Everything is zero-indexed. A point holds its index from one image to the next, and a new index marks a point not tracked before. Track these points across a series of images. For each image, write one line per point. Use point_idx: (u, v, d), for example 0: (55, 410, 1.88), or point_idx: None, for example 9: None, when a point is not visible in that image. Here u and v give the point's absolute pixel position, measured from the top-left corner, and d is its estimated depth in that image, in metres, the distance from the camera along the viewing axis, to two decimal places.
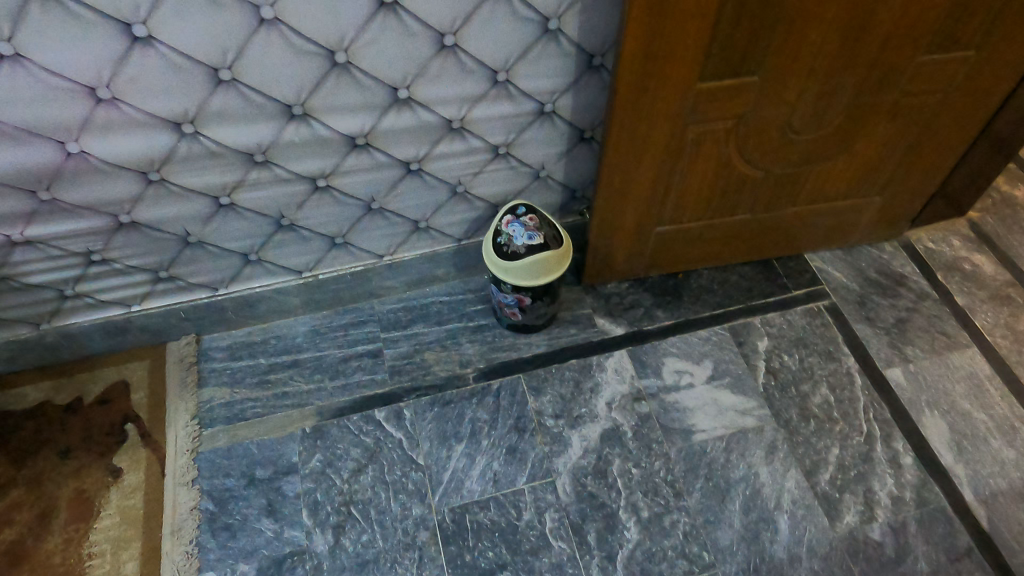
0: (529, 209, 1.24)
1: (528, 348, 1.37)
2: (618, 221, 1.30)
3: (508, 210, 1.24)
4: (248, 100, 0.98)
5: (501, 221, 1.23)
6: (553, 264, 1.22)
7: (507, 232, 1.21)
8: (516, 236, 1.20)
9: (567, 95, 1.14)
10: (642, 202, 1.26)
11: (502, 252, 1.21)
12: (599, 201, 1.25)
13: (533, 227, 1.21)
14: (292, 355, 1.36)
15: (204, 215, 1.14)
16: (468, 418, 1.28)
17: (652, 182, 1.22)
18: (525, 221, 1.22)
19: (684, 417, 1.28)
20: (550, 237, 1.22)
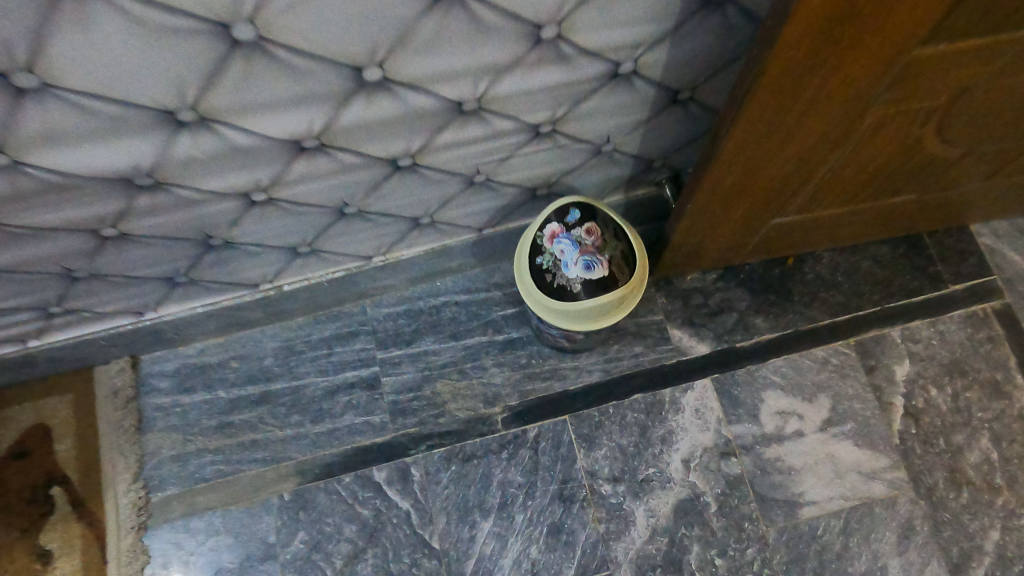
0: (588, 214, 0.81)
1: (575, 376, 1.01)
2: (717, 218, 0.86)
3: (555, 215, 0.82)
4: (88, 112, 0.54)
5: (544, 233, 0.82)
6: (620, 303, 0.82)
7: (552, 252, 0.81)
8: (565, 263, 0.80)
9: (660, 46, 0.65)
10: (761, 197, 0.82)
11: (545, 286, 0.81)
12: (696, 195, 0.80)
13: (592, 249, 0.80)
14: (260, 387, 1.02)
15: (85, 251, 0.74)
16: (496, 482, 0.96)
17: (787, 176, 0.77)
18: (581, 235, 0.80)
19: (788, 482, 0.95)
20: (618, 265, 0.80)
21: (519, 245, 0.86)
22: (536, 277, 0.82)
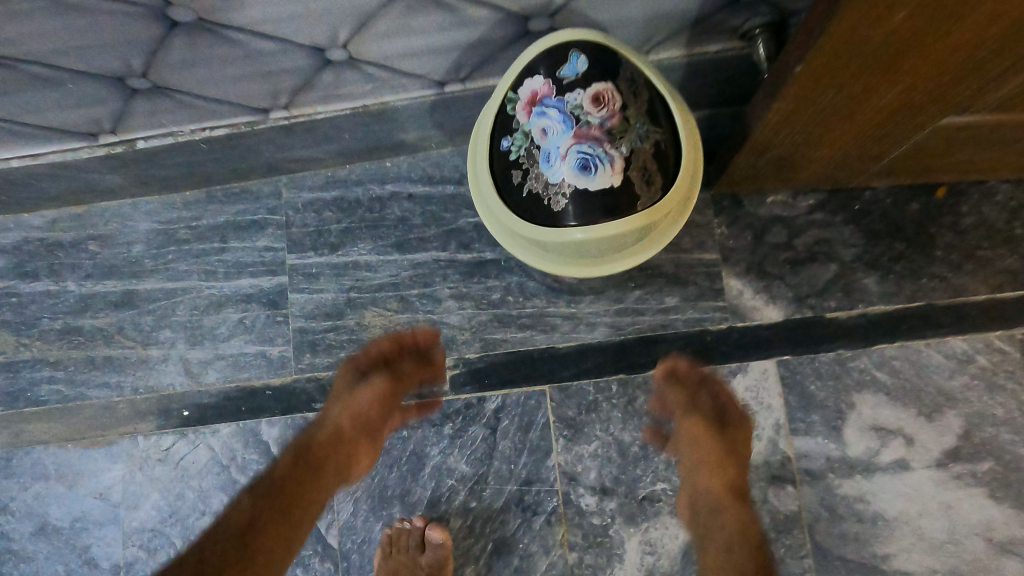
0: (601, 65, 0.45)
1: (569, 330, 0.67)
2: (840, 111, 0.47)
3: (540, 61, 0.46)
4: None
5: (520, 96, 0.47)
6: (638, 237, 0.48)
7: (526, 132, 0.46)
8: (546, 153, 0.46)
9: None
10: (935, 81, 0.42)
11: (513, 191, 0.48)
12: (808, 66, 0.41)
13: (599, 132, 0.44)
14: (124, 284, 0.72)
15: None
16: (430, 467, 0.66)
17: (1006, 41, 0.37)
18: (579, 106, 0.44)
19: (870, 538, 0.61)
20: (645, 167, 0.45)
21: (483, 114, 0.51)
22: (500, 177, 0.48)
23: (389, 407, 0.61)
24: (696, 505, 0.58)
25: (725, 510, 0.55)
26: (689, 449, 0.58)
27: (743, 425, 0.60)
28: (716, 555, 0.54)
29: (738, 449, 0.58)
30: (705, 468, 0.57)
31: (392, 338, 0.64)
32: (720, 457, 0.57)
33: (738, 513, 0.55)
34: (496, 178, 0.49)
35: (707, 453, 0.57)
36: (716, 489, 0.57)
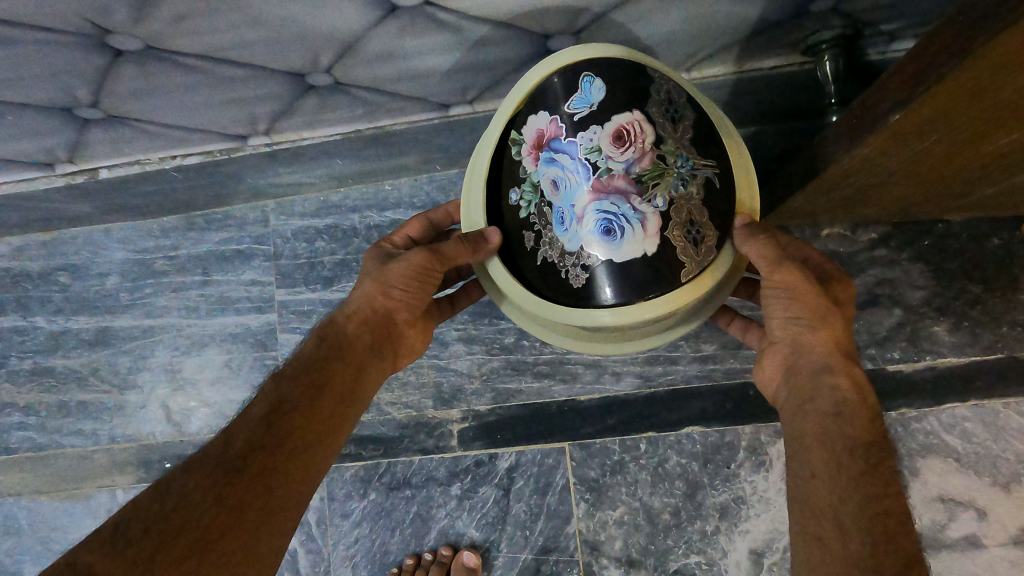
0: (626, 91, 0.35)
1: (592, 381, 0.59)
2: (930, 156, 0.39)
3: (549, 90, 0.37)
4: None
5: (527, 142, 0.38)
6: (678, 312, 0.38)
7: (535, 183, 0.37)
8: (560, 214, 0.36)
9: None
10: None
11: (523, 259, 0.39)
12: (902, 118, 0.33)
13: (625, 181, 0.34)
14: (98, 321, 0.65)
15: None
16: (437, 533, 0.59)
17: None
18: (600, 148, 0.35)
19: None
20: (691, 221, 0.36)
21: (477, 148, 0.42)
22: (512, 237, 0.40)
23: (426, 282, 0.43)
24: (795, 365, 0.39)
25: (835, 377, 0.37)
26: (770, 294, 0.39)
27: (847, 278, 0.39)
28: (812, 437, 0.36)
29: (846, 305, 0.39)
30: (794, 316, 0.38)
31: (421, 218, 0.49)
32: (826, 306, 0.38)
33: (851, 376, 0.37)
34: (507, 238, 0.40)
35: (793, 289, 0.38)
36: (816, 342, 0.38)
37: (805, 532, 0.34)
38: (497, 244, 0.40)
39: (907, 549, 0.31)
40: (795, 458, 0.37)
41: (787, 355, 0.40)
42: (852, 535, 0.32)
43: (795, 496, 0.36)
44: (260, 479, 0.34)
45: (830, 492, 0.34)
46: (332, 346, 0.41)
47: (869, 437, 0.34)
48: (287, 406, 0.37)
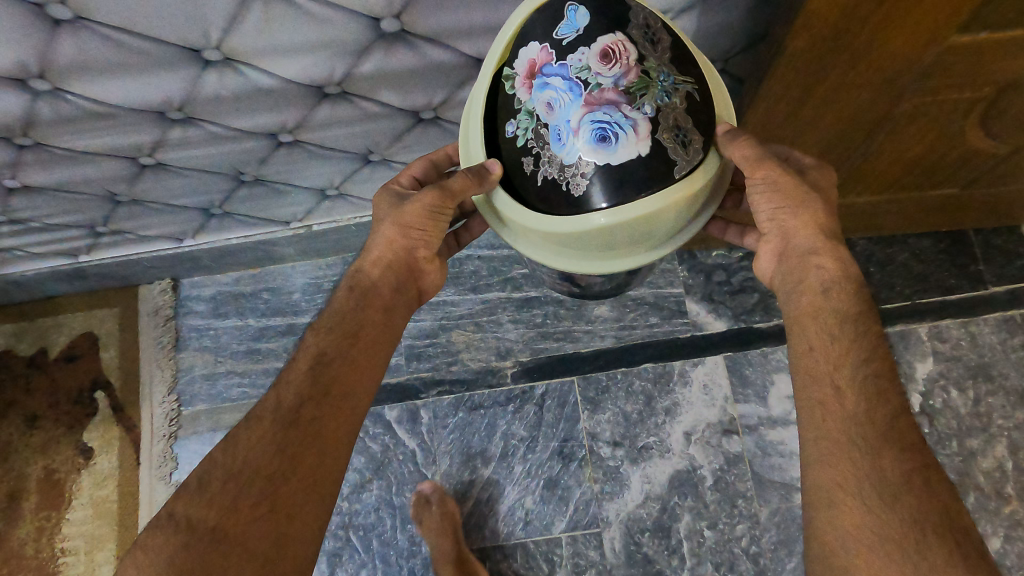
0: (607, 27, 0.54)
1: (588, 340, 1.02)
2: None
3: (535, 27, 0.56)
4: (118, 45, 0.57)
5: (526, 76, 0.56)
6: (670, 216, 0.57)
7: (535, 110, 0.56)
8: (561, 127, 0.54)
9: (687, 14, 0.64)
10: None
11: (525, 181, 0.58)
12: None
13: (613, 94, 0.53)
14: (287, 319, 1.07)
15: (126, 176, 0.79)
16: (500, 433, 1.00)
17: (819, 152, 0.75)
18: (586, 66, 0.54)
19: (788, 466, 0.95)
20: (677, 124, 0.54)
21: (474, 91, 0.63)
22: (513, 165, 0.59)
23: (436, 219, 0.66)
24: (790, 242, 0.62)
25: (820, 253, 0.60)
26: (766, 191, 0.60)
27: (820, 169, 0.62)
28: (812, 300, 0.59)
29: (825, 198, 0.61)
30: (789, 209, 0.60)
31: (425, 160, 0.72)
32: (800, 197, 0.60)
33: (832, 252, 0.59)
34: (507, 171, 0.60)
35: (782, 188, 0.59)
36: (804, 226, 0.60)
37: (805, 360, 0.57)
38: (497, 171, 0.59)
39: (885, 375, 0.54)
40: (794, 307, 0.60)
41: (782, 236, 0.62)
42: (865, 405, 0.52)
43: (794, 332, 0.59)
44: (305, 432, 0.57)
45: (832, 335, 0.56)
46: (359, 303, 0.64)
47: (854, 300, 0.58)
48: (321, 366, 0.60)
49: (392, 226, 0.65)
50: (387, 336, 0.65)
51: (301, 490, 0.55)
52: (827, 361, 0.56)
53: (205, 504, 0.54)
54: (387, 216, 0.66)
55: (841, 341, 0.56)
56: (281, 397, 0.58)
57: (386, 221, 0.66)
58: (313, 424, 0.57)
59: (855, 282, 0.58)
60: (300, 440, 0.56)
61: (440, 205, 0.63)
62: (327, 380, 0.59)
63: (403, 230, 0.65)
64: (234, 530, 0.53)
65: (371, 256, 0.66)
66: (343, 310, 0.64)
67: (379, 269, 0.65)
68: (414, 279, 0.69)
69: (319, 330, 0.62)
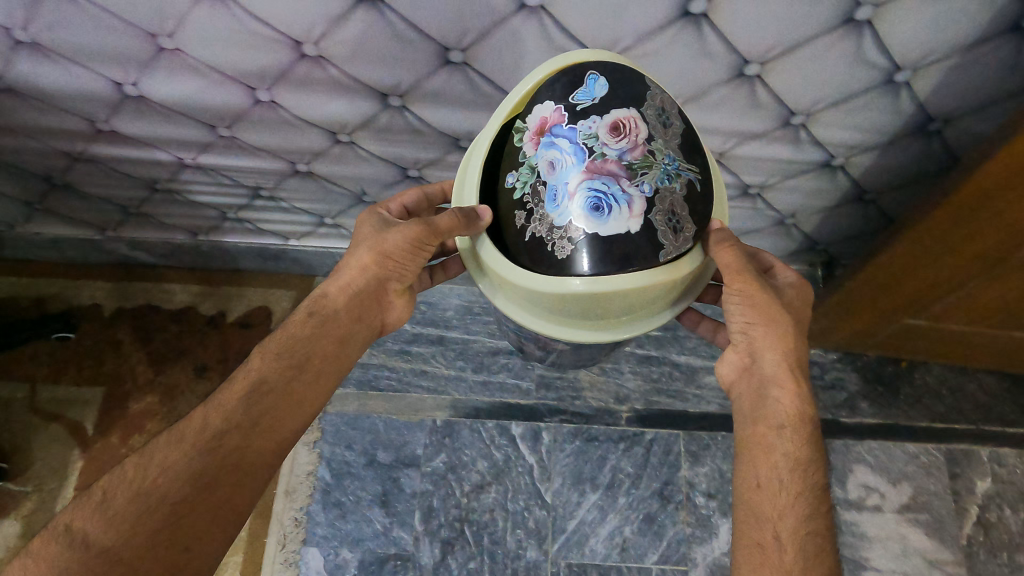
0: (620, 103, 0.64)
1: (696, 402, 1.18)
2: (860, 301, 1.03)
3: (553, 89, 0.66)
4: (473, 86, 0.77)
5: (541, 133, 0.65)
6: (645, 294, 0.65)
7: (541, 164, 0.65)
8: (563, 186, 0.63)
9: (869, 153, 0.85)
10: (908, 295, 0.98)
11: (517, 232, 0.67)
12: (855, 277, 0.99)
13: (616, 166, 0.62)
14: (438, 330, 1.24)
15: (385, 181, 0.98)
16: (610, 466, 1.14)
17: (933, 284, 0.93)
18: (595, 135, 0.63)
19: (860, 546, 1.08)
20: (672, 211, 0.63)
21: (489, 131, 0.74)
22: (507, 213, 0.69)
23: (413, 256, 0.76)
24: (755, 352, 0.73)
25: (784, 384, 0.72)
26: (745, 306, 0.72)
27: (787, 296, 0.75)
28: (771, 416, 0.71)
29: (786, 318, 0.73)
30: (761, 326, 0.72)
31: (417, 193, 0.84)
32: (768, 315, 0.72)
33: (788, 369, 0.72)
34: (499, 218, 0.69)
35: (758, 306, 0.72)
36: (769, 341, 0.72)
37: (756, 493, 0.68)
38: (487, 220, 0.69)
39: (817, 512, 0.66)
40: (753, 432, 0.72)
41: (752, 356, 0.74)
42: (788, 493, 0.67)
43: (749, 459, 0.70)
44: (231, 446, 0.65)
45: (784, 477, 0.68)
46: (319, 328, 0.74)
47: (807, 439, 0.69)
48: (260, 388, 0.69)
49: (368, 252, 0.76)
50: (338, 365, 0.75)
51: (227, 497, 0.64)
52: (777, 506, 0.67)
53: (119, 487, 0.62)
54: (364, 242, 0.77)
55: (789, 483, 0.67)
56: (220, 409, 0.67)
57: (364, 245, 0.77)
58: (247, 439, 0.66)
59: (807, 419, 0.71)
60: (236, 452, 0.65)
61: (418, 239, 0.73)
62: (270, 396, 0.69)
63: (379, 258, 0.76)
64: (164, 528, 0.60)
65: (340, 282, 0.76)
66: (302, 334, 0.73)
67: (345, 296, 0.76)
68: (381, 308, 0.80)
69: (271, 352, 0.72)
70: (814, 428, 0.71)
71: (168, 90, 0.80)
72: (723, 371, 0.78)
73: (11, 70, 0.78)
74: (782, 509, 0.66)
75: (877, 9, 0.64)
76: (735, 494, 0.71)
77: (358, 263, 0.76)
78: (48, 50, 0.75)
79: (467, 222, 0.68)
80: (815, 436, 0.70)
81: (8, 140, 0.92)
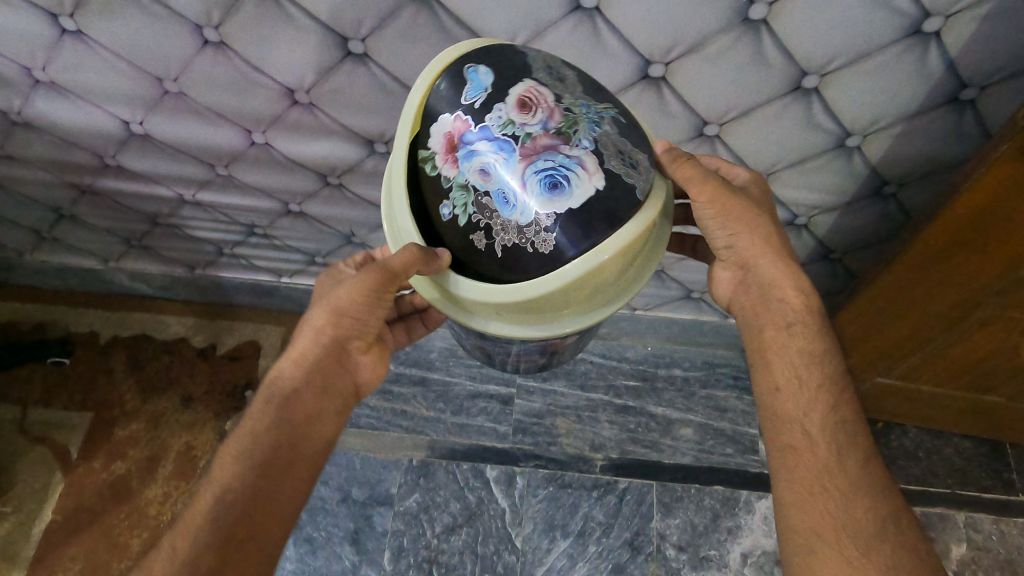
0: (512, 82, 0.62)
1: (671, 453, 1.19)
2: (830, 356, 1.05)
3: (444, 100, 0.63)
4: None
5: (461, 144, 0.62)
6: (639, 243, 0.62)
7: (473, 177, 0.60)
8: (511, 183, 0.59)
9: (830, 213, 0.89)
10: (875, 351, 1.00)
11: (485, 255, 0.62)
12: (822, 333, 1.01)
13: (546, 137, 0.59)
14: (420, 372, 1.26)
15: (373, 223, 1.03)
16: (581, 514, 1.14)
17: (898, 341, 0.95)
18: (510, 120, 0.60)
19: None
20: (618, 150, 0.61)
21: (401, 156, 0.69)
22: (463, 244, 0.63)
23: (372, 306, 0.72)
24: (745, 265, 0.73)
25: (784, 286, 0.72)
26: (724, 220, 0.70)
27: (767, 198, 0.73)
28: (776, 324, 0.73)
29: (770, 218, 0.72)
30: (747, 236, 0.71)
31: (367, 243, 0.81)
32: (751, 224, 0.70)
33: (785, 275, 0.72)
34: (464, 251, 0.63)
35: (737, 222, 0.70)
36: (755, 246, 0.72)
37: (778, 398, 0.72)
38: (448, 257, 0.64)
39: (849, 406, 0.71)
40: (761, 333, 0.74)
41: (744, 270, 0.74)
42: (817, 397, 0.70)
43: (763, 362, 0.73)
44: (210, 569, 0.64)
45: (802, 377, 0.71)
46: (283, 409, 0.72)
47: (817, 329, 0.72)
48: (230, 496, 0.67)
49: (324, 316, 0.72)
50: (313, 445, 0.73)
51: None
52: (800, 404, 0.70)
53: None
54: (318, 305, 0.74)
55: (809, 381, 0.71)
56: (187, 536, 0.66)
57: (318, 308, 0.73)
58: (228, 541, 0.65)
59: (813, 306, 0.73)
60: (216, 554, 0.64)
61: (374, 293, 0.70)
62: (239, 494, 0.67)
63: (336, 317, 0.72)
64: None
65: (295, 355, 0.73)
66: (265, 423, 0.71)
67: (305, 367, 0.73)
68: (350, 367, 0.77)
69: (233, 455, 0.70)
70: (820, 315, 0.73)
71: (170, 129, 0.87)
72: (722, 290, 0.78)
73: (29, 106, 0.85)
74: (816, 419, 0.69)
75: (822, 77, 0.69)
76: (762, 401, 0.74)
77: (314, 329, 0.73)
78: (63, 88, 0.81)
79: (430, 263, 0.63)
80: (823, 325, 0.73)
81: (21, 170, 0.98)
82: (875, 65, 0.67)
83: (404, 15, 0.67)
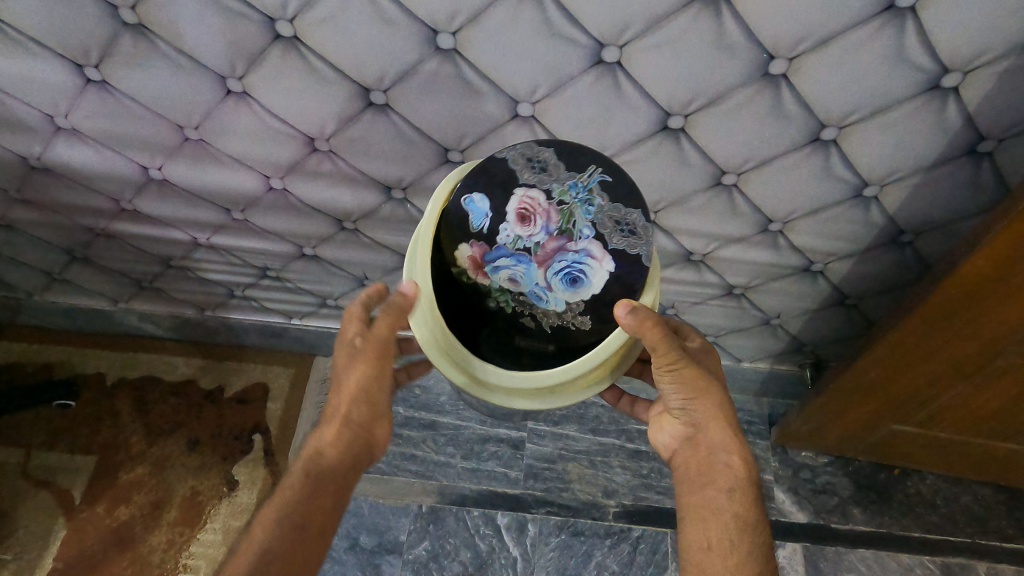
0: (506, 198, 0.68)
1: None
2: (847, 402, 1.04)
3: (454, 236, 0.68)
4: None
5: (478, 264, 0.68)
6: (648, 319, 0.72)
7: (502, 291, 0.68)
8: (539, 286, 0.68)
9: (846, 260, 0.89)
10: (891, 398, 0.99)
11: (532, 332, 0.69)
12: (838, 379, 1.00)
13: (554, 241, 0.68)
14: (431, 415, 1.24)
15: (387, 266, 1.03)
16: (594, 562, 1.12)
17: (916, 387, 0.94)
18: (517, 236, 0.68)
19: None
20: (616, 220, 0.67)
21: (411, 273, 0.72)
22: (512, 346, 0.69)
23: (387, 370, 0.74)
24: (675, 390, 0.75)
25: (729, 450, 0.75)
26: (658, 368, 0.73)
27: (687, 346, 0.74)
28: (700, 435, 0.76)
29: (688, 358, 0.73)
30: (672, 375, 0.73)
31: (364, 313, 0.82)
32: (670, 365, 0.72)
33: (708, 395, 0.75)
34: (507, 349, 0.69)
35: (690, 378, 0.73)
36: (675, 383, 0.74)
37: (705, 556, 0.71)
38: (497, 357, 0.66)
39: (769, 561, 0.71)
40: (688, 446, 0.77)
41: (695, 427, 0.76)
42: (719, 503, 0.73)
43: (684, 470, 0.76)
44: None
45: (733, 537, 0.71)
46: (313, 492, 0.70)
47: (752, 499, 0.73)
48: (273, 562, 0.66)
49: (347, 393, 0.73)
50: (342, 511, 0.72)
51: None
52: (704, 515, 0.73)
53: None
54: (342, 385, 0.74)
55: (738, 542, 0.71)
56: None
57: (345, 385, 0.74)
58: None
59: (752, 477, 0.74)
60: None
61: (381, 355, 0.73)
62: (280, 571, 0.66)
63: (360, 392, 0.73)
64: None
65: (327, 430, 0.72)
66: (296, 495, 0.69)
67: (337, 447, 0.72)
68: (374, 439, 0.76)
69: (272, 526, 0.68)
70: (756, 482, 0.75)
71: (189, 175, 0.87)
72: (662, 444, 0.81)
73: (49, 152, 0.85)
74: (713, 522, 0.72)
75: (841, 129, 0.70)
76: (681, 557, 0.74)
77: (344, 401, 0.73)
78: (84, 135, 0.82)
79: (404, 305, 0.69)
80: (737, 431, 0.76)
81: (37, 215, 0.98)
82: (893, 118, 0.68)
83: (427, 67, 0.68)
